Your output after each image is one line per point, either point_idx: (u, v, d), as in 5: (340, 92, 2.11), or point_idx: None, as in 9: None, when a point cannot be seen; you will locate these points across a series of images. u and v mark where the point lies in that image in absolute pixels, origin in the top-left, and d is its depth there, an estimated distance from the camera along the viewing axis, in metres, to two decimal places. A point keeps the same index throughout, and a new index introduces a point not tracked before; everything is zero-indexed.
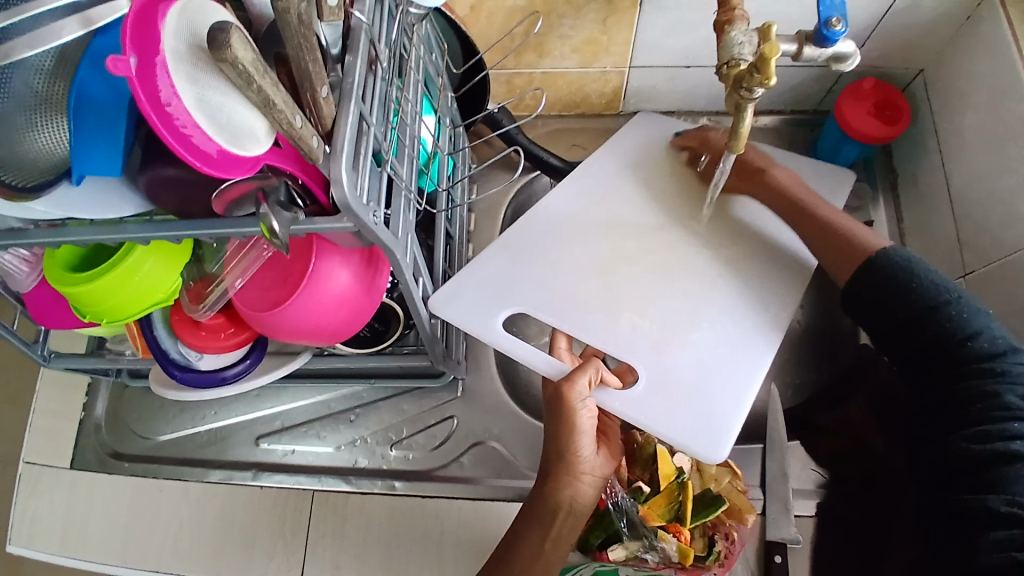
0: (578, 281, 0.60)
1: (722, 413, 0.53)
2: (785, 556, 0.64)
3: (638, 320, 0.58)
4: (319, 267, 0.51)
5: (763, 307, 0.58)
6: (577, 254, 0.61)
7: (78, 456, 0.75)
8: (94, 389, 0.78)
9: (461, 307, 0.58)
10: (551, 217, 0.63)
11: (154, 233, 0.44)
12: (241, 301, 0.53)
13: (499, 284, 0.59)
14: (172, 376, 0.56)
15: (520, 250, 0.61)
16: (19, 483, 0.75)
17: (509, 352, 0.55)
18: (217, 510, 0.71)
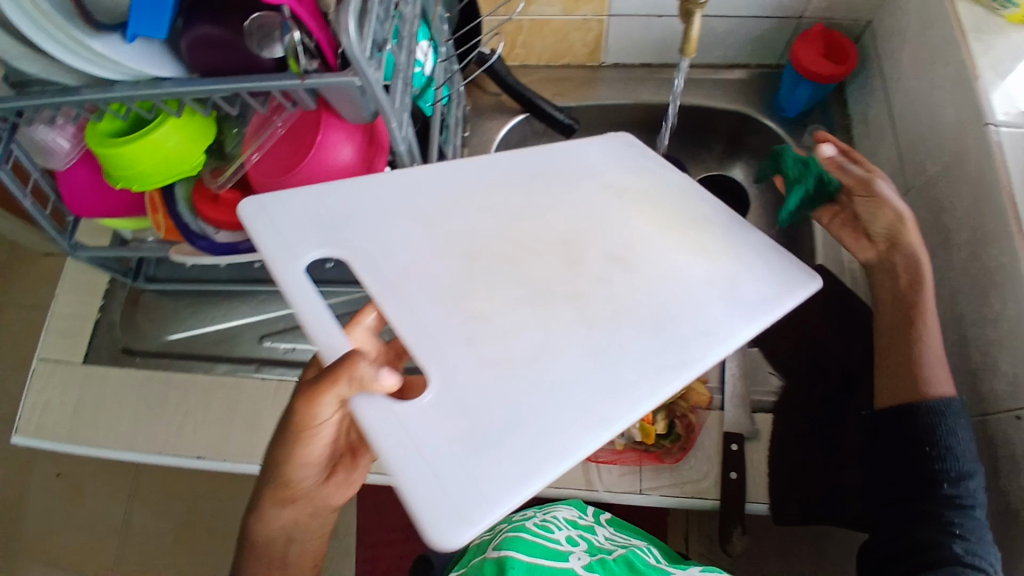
0: (419, 280, 0.53)
1: (489, 491, 0.44)
2: (742, 445, 0.69)
3: (478, 343, 0.50)
4: (326, 139, 0.56)
5: (623, 372, 0.49)
6: (443, 238, 0.55)
7: (92, 353, 0.80)
8: (110, 295, 0.83)
9: (270, 221, 0.52)
10: (429, 196, 0.57)
11: (184, 90, 0.49)
12: (255, 172, 0.58)
13: (328, 223, 0.53)
14: (191, 244, 0.62)
15: (388, 213, 0.55)
16: (31, 378, 0.79)
17: (296, 300, 0.49)
18: (220, 400, 0.75)
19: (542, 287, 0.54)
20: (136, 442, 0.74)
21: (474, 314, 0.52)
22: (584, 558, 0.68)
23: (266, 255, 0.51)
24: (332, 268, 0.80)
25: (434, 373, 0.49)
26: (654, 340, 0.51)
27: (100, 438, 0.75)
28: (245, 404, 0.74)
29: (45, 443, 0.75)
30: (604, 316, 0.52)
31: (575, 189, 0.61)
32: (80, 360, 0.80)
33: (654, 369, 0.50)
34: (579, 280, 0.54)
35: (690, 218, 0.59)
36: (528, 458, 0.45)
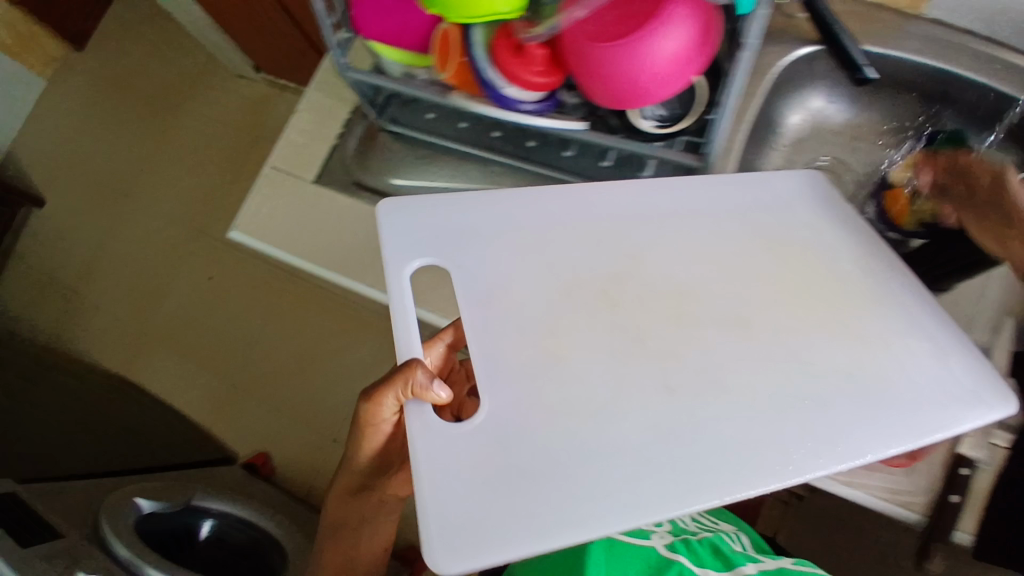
0: (501, 308, 0.58)
1: (517, 530, 0.49)
2: (970, 471, 0.63)
3: (553, 386, 0.55)
4: (673, 12, 0.51)
5: (646, 455, 0.52)
6: (550, 278, 0.59)
7: (323, 174, 0.82)
8: (349, 124, 0.84)
9: (400, 232, 0.60)
10: (540, 231, 0.62)
11: None
12: (575, 29, 0.54)
13: (435, 236, 0.61)
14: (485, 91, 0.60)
15: (496, 234, 0.61)
16: (263, 182, 0.82)
17: (396, 315, 0.56)
18: None
19: (574, 321, 0.58)
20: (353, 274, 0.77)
21: (563, 352, 0.56)
22: (667, 538, 0.78)
23: (387, 257, 0.59)
24: (572, 157, 0.76)
25: (490, 399, 0.54)
26: (707, 434, 0.53)
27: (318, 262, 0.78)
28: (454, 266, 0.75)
29: (266, 247, 0.79)
30: (675, 391, 0.54)
31: (612, 226, 0.63)
32: (311, 179, 0.82)
33: (691, 478, 0.51)
34: (658, 340, 0.57)
35: (816, 291, 0.60)
36: (632, 495, 0.50)
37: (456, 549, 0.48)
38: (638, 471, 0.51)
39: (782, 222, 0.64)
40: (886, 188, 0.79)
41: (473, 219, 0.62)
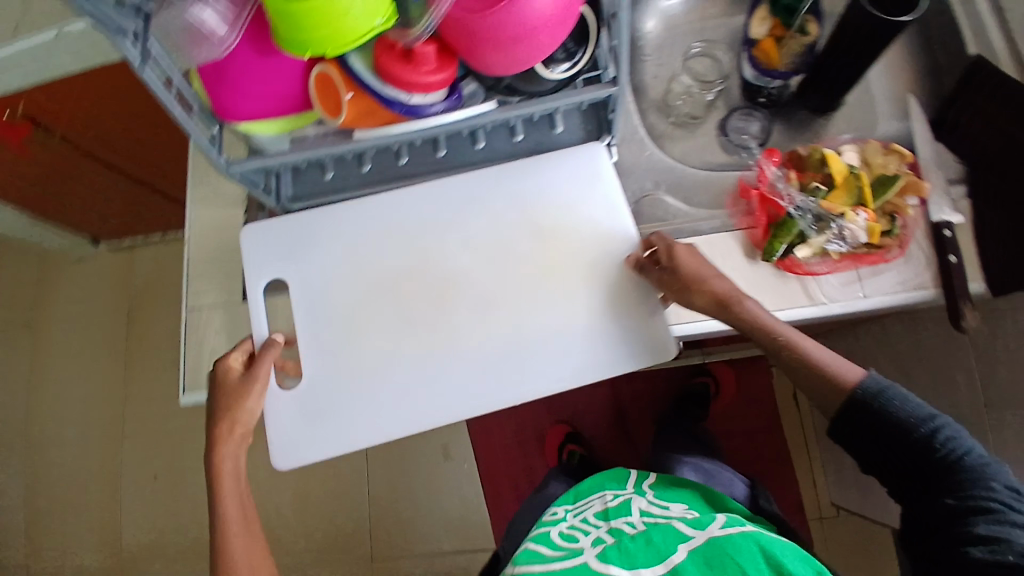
0: (362, 295, 0.72)
1: (314, 449, 0.70)
2: (953, 231, 0.65)
3: (365, 345, 0.70)
4: None
5: (413, 377, 0.69)
6: (339, 249, 0.73)
7: (250, 288, 0.76)
8: (250, 224, 0.77)
9: (261, 246, 0.73)
10: (371, 221, 0.73)
11: None
12: (456, 11, 0.53)
13: (297, 241, 0.73)
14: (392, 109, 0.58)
15: (330, 241, 0.73)
16: (191, 327, 0.75)
17: (253, 307, 0.72)
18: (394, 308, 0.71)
19: (387, 308, 0.71)
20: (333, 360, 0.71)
21: (421, 355, 0.69)
22: (597, 549, 0.72)
23: (253, 277, 0.73)
24: (485, 146, 0.73)
25: (310, 363, 0.71)
26: (468, 334, 0.69)
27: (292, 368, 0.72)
28: (428, 300, 0.70)
29: None
30: (465, 314, 0.69)
31: (422, 235, 0.72)
32: (240, 299, 0.75)
33: (408, 405, 0.69)
34: (444, 288, 0.70)
35: (555, 261, 0.70)
36: (392, 416, 0.69)
37: (289, 456, 0.70)
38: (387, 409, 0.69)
39: (576, 182, 0.71)
40: (755, 45, 0.82)
41: (310, 234, 0.73)
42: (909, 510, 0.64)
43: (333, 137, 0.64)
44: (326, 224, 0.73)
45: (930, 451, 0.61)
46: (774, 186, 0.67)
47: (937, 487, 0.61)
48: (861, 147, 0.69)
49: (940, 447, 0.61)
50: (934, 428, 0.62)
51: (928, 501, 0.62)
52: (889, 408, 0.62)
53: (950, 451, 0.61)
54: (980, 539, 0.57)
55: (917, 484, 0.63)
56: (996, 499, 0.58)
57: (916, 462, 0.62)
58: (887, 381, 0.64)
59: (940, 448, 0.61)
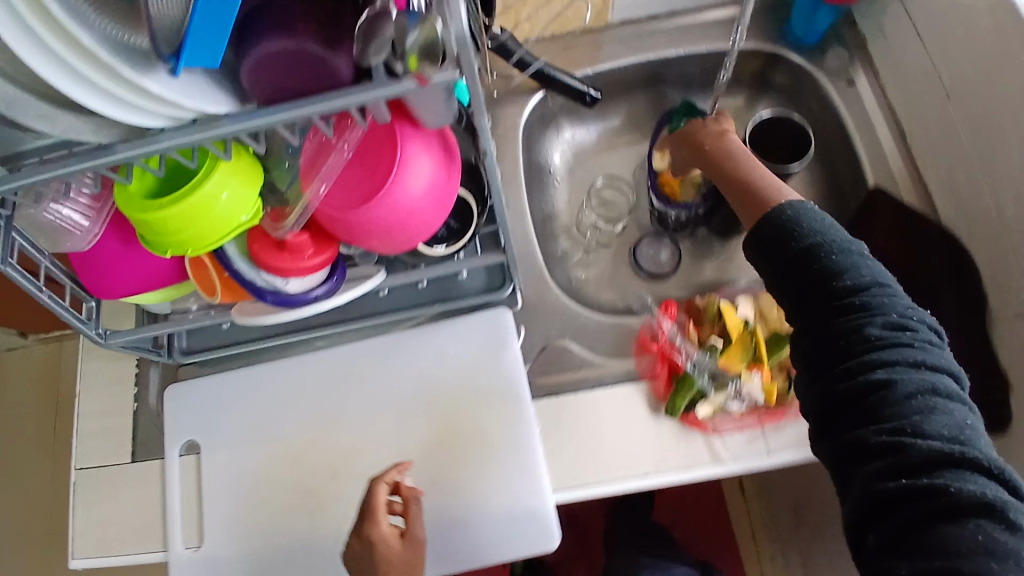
0: (271, 458, 0.69)
1: None
2: None
3: (269, 505, 0.67)
4: (403, 158, 0.50)
5: (315, 543, 0.66)
6: (254, 403, 0.70)
7: (141, 447, 0.72)
8: (144, 377, 0.74)
9: (182, 402, 0.71)
10: (287, 380, 0.71)
11: (251, 122, 0.41)
12: (326, 207, 0.52)
13: (213, 399, 0.71)
14: (265, 300, 0.56)
15: (245, 398, 0.71)
16: (75, 492, 0.70)
17: (168, 467, 0.69)
18: (290, 470, 0.68)
19: (295, 468, 0.68)
20: (228, 529, 0.67)
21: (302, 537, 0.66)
22: None
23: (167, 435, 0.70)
24: (388, 294, 0.72)
25: (214, 527, 0.68)
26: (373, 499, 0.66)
27: (181, 536, 0.68)
28: (325, 464, 0.67)
29: (112, 560, 0.68)
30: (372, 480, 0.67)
31: (336, 394, 0.70)
32: (128, 459, 0.71)
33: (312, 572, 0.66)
34: (352, 449, 0.68)
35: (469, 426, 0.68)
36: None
37: None
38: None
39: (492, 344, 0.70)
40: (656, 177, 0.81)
41: (226, 396, 0.71)
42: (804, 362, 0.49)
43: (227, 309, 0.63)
44: (229, 383, 0.71)
45: (840, 300, 0.48)
46: (673, 341, 0.68)
47: (864, 404, 0.45)
48: (754, 300, 0.71)
49: (838, 281, 0.48)
50: (866, 277, 0.48)
51: (849, 430, 0.45)
52: (799, 230, 0.51)
53: (863, 316, 0.47)
54: (900, 427, 0.43)
55: (838, 412, 0.46)
56: (875, 313, 0.47)
57: (829, 335, 0.47)
58: (810, 209, 0.53)
59: (851, 298, 0.48)
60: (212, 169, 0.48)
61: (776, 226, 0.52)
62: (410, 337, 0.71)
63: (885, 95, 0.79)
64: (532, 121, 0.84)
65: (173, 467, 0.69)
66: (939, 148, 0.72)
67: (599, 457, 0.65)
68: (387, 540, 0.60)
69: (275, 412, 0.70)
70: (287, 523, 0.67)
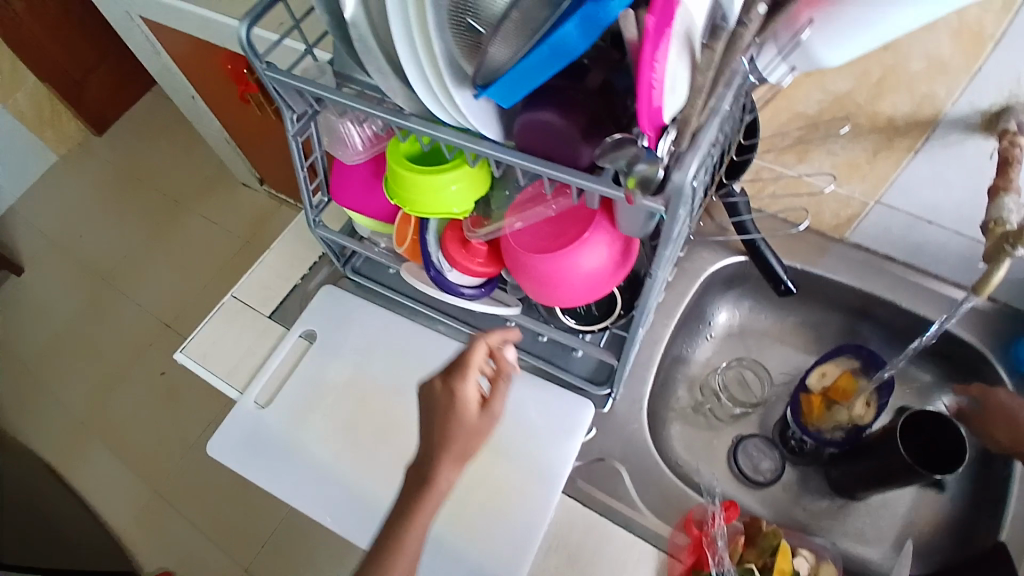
0: (351, 386, 0.79)
1: (241, 462, 0.77)
2: None
3: (326, 418, 0.78)
4: (590, 238, 0.57)
5: (337, 471, 0.75)
6: (368, 338, 0.82)
7: (279, 311, 0.87)
8: (318, 266, 0.90)
9: (328, 303, 0.85)
10: (400, 339, 0.82)
11: (499, 152, 0.51)
12: (512, 237, 0.61)
13: (345, 315, 0.84)
14: (429, 271, 0.67)
15: (365, 331, 0.83)
16: (222, 310, 0.87)
17: (287, 340, 0.83)
18: (355, 403, 0.78)
19: (360, 406, 0.78)
20: (289, 412, 0.79)
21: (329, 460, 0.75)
22: None
23: (302, 319, 0.84)
24: (513, 327, 0.80)
25: (281, 405, 0.80)
26: (398, 471, 0.74)
27: (257, 392, 0.81)
28: (381, 420, 0.77)
29: (204, 372, 0.84)
30: (404, 455, 0.74)
31: (425, 374, 0.79)
32: (267, 313, 0.87)
33: (321, 489, 0.74)
34: (409, 423, 0.76)
35: (499, 473, 0.72)
36: (298, 489, 0.74)
37: (218, 450, 0.77)
38: (301, 484, 0.74)
39: (561, 422, 0.74)
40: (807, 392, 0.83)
41: (354, 319, 0.84)
42: None
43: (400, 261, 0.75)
44: (363, 312, 0.84)
45: None
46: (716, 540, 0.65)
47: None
48: (817, 565, 0.66)
49: None
50: None
51: None
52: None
53: None
54: None
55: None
56: None
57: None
58: None
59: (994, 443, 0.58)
60: (459, 167, 0.61)
61: None
62: (505, 378, 0.77)
63: None
64: (721, 276, 0.89)
65: (288, 341, 0.83)
66: None
67: None
68: (467, 400, 0.61)
69: (376, 356, 0.81)
70: (326, 440, 0.77)
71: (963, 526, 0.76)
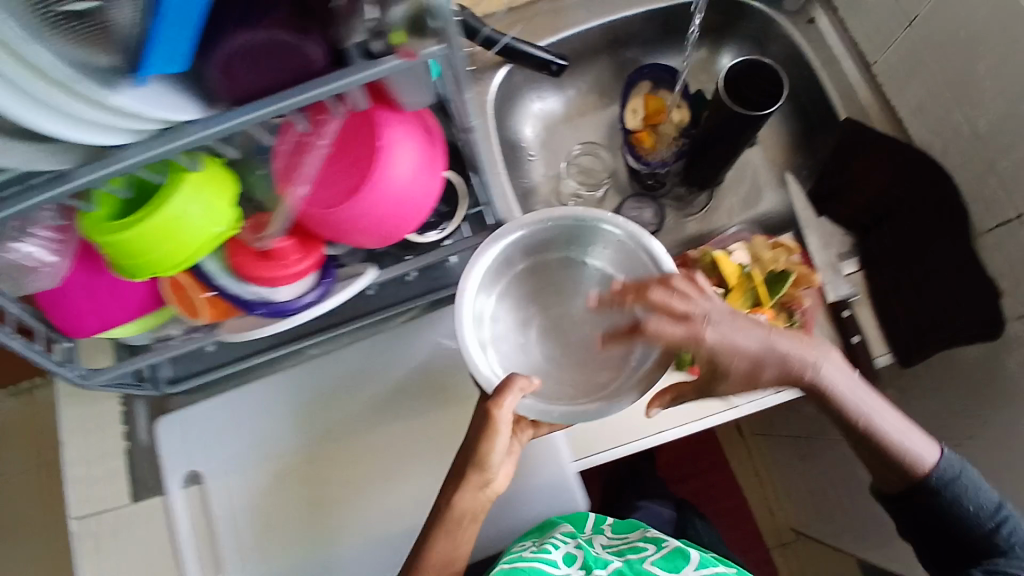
0: (279, 482, 0.67)
1: None
2: (851, 310, 0.69)
3: (281, 532, 0.66)
4: (386, 139, 0.48)
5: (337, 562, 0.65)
6: (245, 430, 0.67)
7: (138, 488, 0.68)
8: (129, 415, 0.69)
9: (174, 436, 0.67)
10: (280, 399, 0.68)
11: (235, 118, 0.38)
12: (308, 205, 0.49)
13: (203, 433, 0.67)
14: (255, 313, 0.52)
15: (240, 424, 0.67)
16: (72, 545, 0.66)
17: (175, 509, 0.66)
18: (296, 494, 0.66)
19: (310, 492, 0.66)
20: (244, 556, 0.66)
21: (323, 553, 0.65)
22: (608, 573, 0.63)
23: (168, 472, 0.66)
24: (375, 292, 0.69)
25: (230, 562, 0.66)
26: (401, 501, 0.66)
27: (195, 566, 0.65)
28: (341, 465, 0.67)
29: None
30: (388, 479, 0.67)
31: (336, 404, 0.68)
32: (128, 501, 0.67)
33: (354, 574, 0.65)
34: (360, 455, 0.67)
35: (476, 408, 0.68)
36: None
37: None
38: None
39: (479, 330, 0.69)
40: (631, 135, 0.82)
41: (214, 424, 0.67)
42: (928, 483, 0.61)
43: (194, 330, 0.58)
44: (219, 410, 0.68)
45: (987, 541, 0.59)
46: None
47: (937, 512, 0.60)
48: (749, 243, 0.69)
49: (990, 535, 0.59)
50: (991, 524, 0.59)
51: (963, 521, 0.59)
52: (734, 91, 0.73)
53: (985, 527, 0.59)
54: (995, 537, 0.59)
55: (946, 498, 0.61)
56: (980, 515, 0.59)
57: (907, 490, 0.60)
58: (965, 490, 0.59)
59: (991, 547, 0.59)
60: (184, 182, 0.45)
61: (924, 514, 0.60)
62: (411, 334, 0.70)
63: (846, 30, 0.80)
64: (501, 94, 0.81)
65: (177, 504, 0.66)
66: (907, 73, 0.73)
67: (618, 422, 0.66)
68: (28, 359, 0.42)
69: (275, 431, 0.67)
70: (314, 533, 0.66)
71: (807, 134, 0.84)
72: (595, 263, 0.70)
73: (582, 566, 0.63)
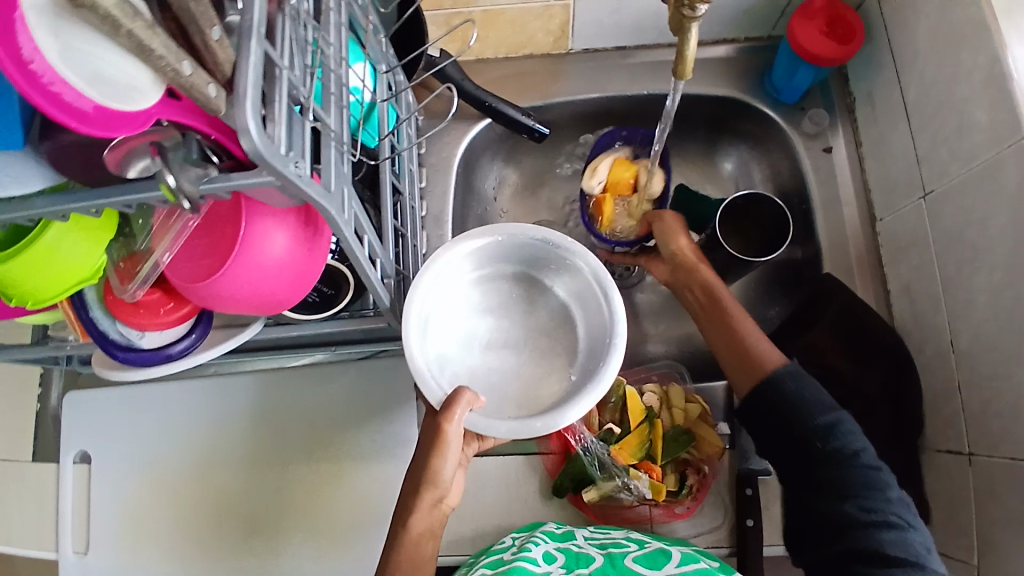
0: (152, 485, 0.71)
1: None
2: (757, 488, 0.64)
3: (144, 535, 0.70)
4: (250, 231, 0.48)
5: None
6: (135, 428, 0.72)
7: (41, 450, 0.75)
8: (47, 380, 0.76)
9: (79, 417, 0.72)
10: (174, 407, 0.72)
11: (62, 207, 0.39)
12: (174, 274, 0.50)
13: (101, 419, 0.72)
14: (115, 357, 0.54)
15: (135, 422, 0.72)
16: None
17: (62, 486, 0.72)
18: (165, 504, 0.70)
19: (178, 506, 0.70)
20: (108, 545, 0.70)
21: (178, 563, 0.69)
22: None
23: (65, 448, 0.72)
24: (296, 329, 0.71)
25: (96, 549, 0.71)
26: (260, 534, 0.69)
27: (70, 542, 0.71)
28: (209, 491, 0.70)
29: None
30: (251, 511, 0.69)
31: (221, 425, 0.71)
32: (29, 458, 0.74)
33: None
34: (226, 479, 0.70)
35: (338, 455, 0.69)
36: None
37: None
38: None
39: (370, 397, 0.70)
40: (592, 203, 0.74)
41: (112, 411, 0.72)
42: (811, 495, 0.56)
43: (86, 345, 0.61)
44: (119, 404, 0.72)
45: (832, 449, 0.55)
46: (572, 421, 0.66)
47: (839, 487, 0.54)
48: (665, 389, 0.69)
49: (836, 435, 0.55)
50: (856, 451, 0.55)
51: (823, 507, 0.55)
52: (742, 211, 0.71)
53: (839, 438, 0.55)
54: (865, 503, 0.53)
55: (807, 494, 0.56)
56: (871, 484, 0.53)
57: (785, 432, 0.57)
58: (827, 403, 0.57)
59: (836, 449, 0.55)
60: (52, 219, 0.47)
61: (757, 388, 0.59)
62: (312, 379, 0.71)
63: (862, 171, 0.73)
64: (476, 150, 0.78)
65: (65, 478, 0.72)
66: (907, 246, 0.66)
67: (477, 527, 0.66)
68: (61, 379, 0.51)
69: (160, 438, 0.71)
70: (184, 549, 0.70)
71: (790, 269, 0.78)
72: (552, 284, 0.62)
73: (563, 564, 0.56)
